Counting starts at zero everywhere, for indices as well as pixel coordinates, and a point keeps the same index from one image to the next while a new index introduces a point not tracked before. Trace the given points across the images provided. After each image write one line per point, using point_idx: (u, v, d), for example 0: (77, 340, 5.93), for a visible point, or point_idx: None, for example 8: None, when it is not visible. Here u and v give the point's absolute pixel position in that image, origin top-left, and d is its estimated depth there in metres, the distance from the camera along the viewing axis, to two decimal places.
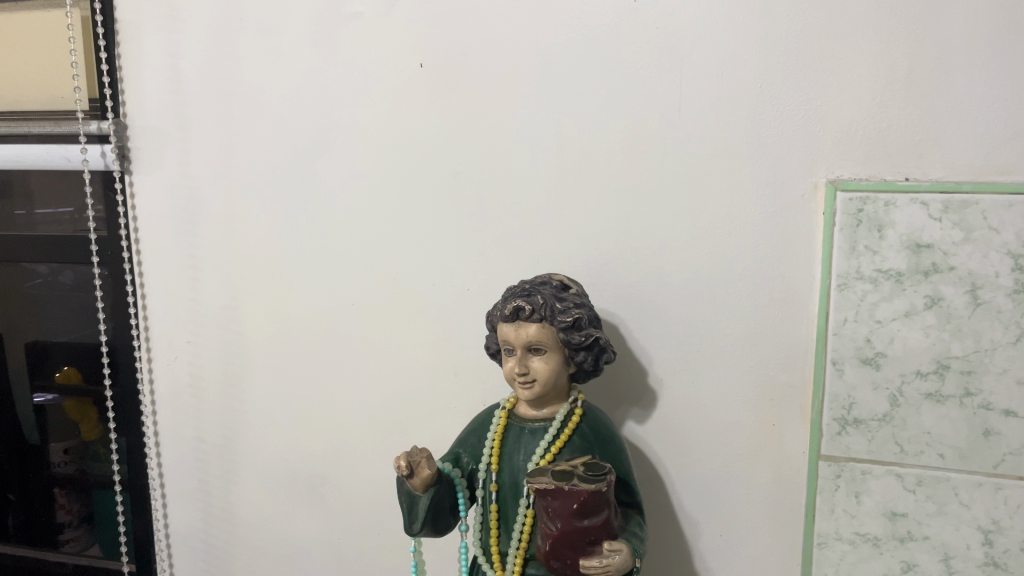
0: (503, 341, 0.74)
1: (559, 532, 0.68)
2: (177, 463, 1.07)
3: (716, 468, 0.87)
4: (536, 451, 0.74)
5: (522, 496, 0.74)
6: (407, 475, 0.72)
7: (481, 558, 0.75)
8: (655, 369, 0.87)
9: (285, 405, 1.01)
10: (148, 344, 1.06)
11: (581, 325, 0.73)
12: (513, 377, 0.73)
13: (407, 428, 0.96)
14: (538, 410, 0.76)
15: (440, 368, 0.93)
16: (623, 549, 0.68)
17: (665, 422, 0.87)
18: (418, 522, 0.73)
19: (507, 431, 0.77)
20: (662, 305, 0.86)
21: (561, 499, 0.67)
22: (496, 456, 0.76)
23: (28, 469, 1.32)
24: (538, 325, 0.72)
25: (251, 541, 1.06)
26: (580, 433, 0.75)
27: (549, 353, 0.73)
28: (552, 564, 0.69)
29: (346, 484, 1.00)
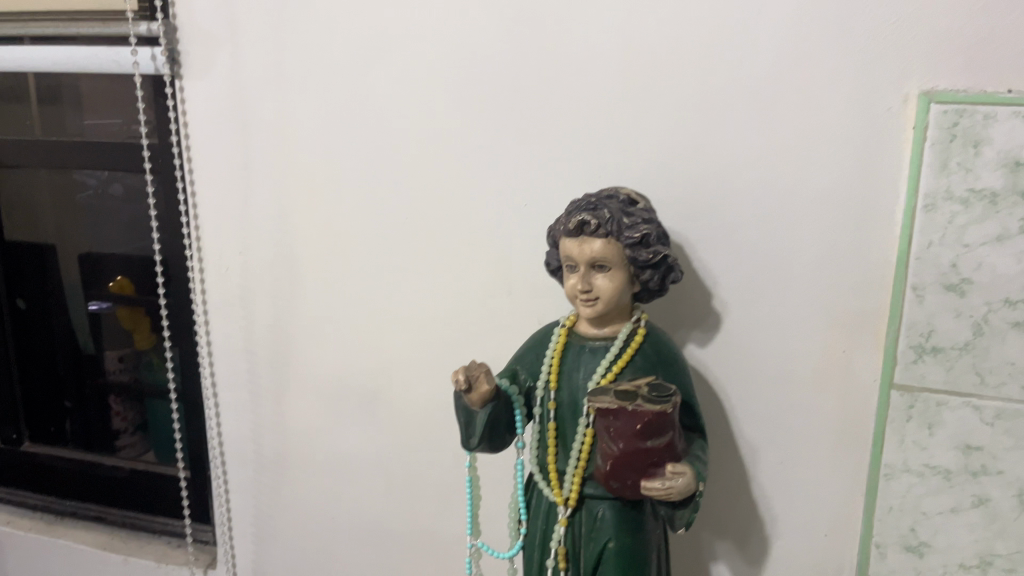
0: (566, 258, 0.71)
1: (620, 452, 0.66)
2: (229, 374, 1.07)
3: (779, 394, 0.84)
4: (597, 371, 0.72)
5: (581, 416, 0.72)
6: (465, 389, 0.70)
7: (537, 475, 0.74)
8: (720, 291, 0.83)
9: (336, 320, 1.00)
10: (200, 255, 1.05)
11: (648, 242, 0.69)
12: (576, 296, 0.71)
13: (459, 346, 0.94)
14: (599, 329, 0.73)
15: (494, 285, 0.91)
16: (686, 473, 0.66)
17: (728, 347, 0.84)
18: (476, 437, 0.72)
19: (566, 349, 0.74)
20: (730, 225, 0.82)
21: (624, 419, 0.65)
22: (555, 374, 0.73)
23: (84, 375, 1.35)
24: (604, 241, 0.69)
25: (302, 453, 1.06)
26: (643, 354, 0.72)
27: (614, 270, 0.70)
28: (611, 485, 0.68)
29: (397, 400, 0.99)
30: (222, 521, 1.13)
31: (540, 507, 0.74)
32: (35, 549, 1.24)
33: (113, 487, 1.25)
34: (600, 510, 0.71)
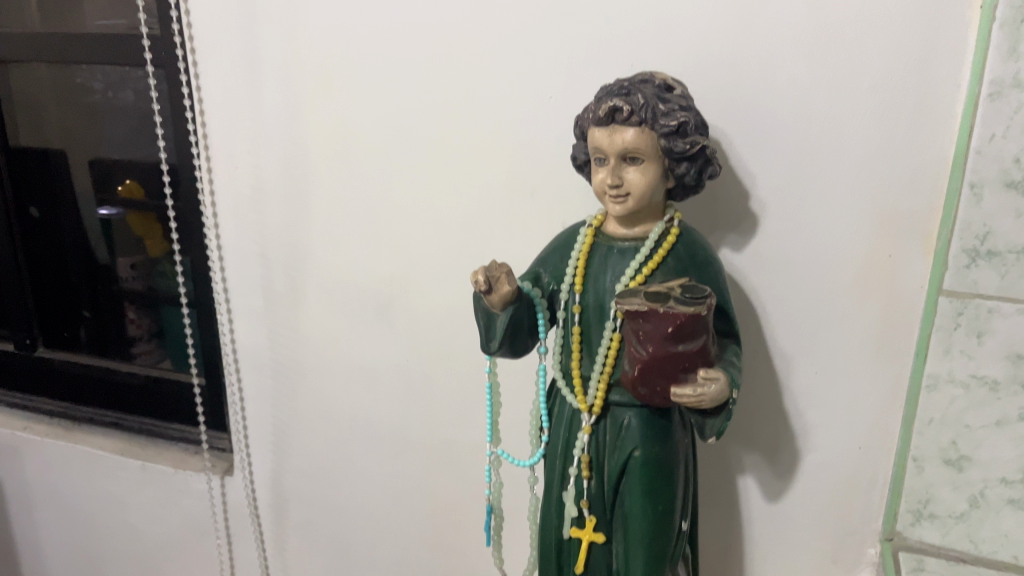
0: (594, 150, 0.66)
1: (649, 357, 0.62)
2: (242, 279, 1.04)
3: (816, 302, 0.79)
4: (626, 273, 0.67)
5: (608, 320, 0.67)
6: (485, 290, 0.65)
7: (560, 381, 0.70)
8: (758, 191, 0.78)
9: (350, 224, 0.95)
10: (207, 154, 1.00)
11: (686, 132, 0.64)
12: (605, 191, 0.66)
13: (478, 251, 0.90)
14: (628, 229, 0.68)
15: (516, 186, 0.86)
16: (720, 379, 0.62)
17: (764, 251, 0.79)
18: (496, 341, 0.68)
19: (593, 250, 0.69)
20: (772, 120, 0.75)
21: (654, 321, 0.61)
22: (580, 276, 0.68)
23: (98, 281, 1.32)
24: (637, 130, 0.63)
25: (318, 361, 1.04)
26: (675, 255, 0.67)
27: (648, 163, 0.65)
28: (639, 391, 0.64)
29: (414, 307, 0.95)
30: (238, 428, 1.11)
31: (563, 415, 0.71)
32: (54, 454, 1.23)
33: (129, 394, 1.24)
34: (626, 419, 0.68)
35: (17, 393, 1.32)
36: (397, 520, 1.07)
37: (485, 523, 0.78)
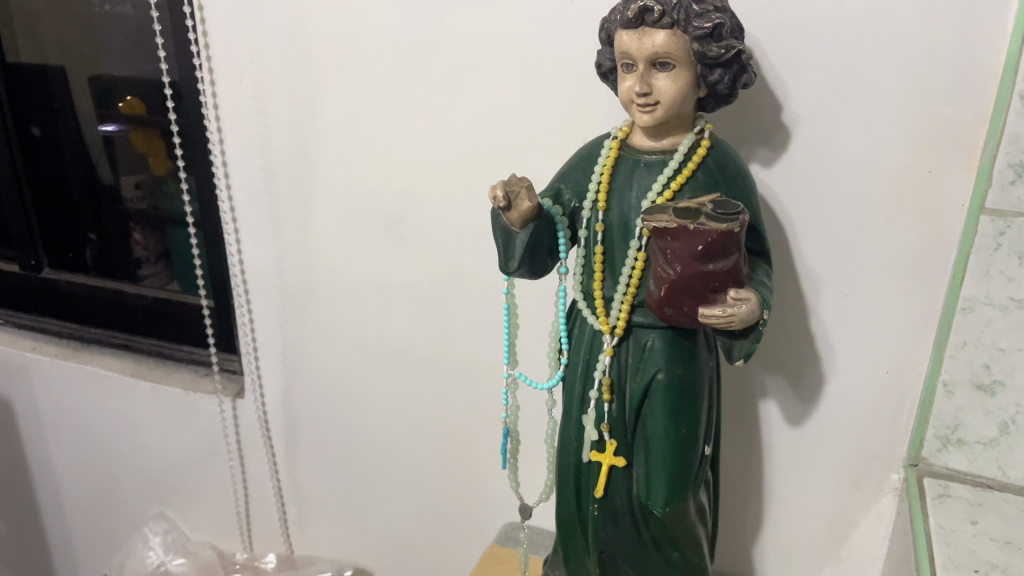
0: (621, 56, 0.62)
1: (678, 276, 0.59)
2: (248, 198, 1.01)
3: (848, 221, 0.76)
4: (653, 188, 0.63)
5: (633, 237, 0.64)
6: (504, 207, 0.62)
7: (581, 303, 0.67)
8: (791, 102, 0.73)
9: (360, 139, 0.92)
10: (209, 66, 0.95)
11: (720, 35, 0.59)
12: (632, 99, 0.62)
13: (494, 167, 0.86)
14: (656, 141, 0.64)
15: (534, 98, 0.81)
16: (751, 299, 0.59)
17: (796, 167, 0.75)
18: (515, 261, 0.65)
19: (617, 165, 0.65)
20: (809, 25, 0.71)
21: (683, 240, 0.58)
22: (604, 193, 0.65)
23: (99, 200, 1.25)
24: (668, 33, 0.59)
25: (328, 282, 1.01)
26: (705, 169, 0.63)
27: (678, 70, 0.60)
28: (665, 312, 0.61)
29: (426, 226, 0.92)
30: (248, 350, 1.10)
31: (583, 337, 0.68)
32: (64, 375, 1.22)
33: (137, 315, 1.22)
34: (649, 340, 0.65)
35: (25, 314, 1.30)
36: (410, 443, 1.06)
37: (502, 446, 0.76)
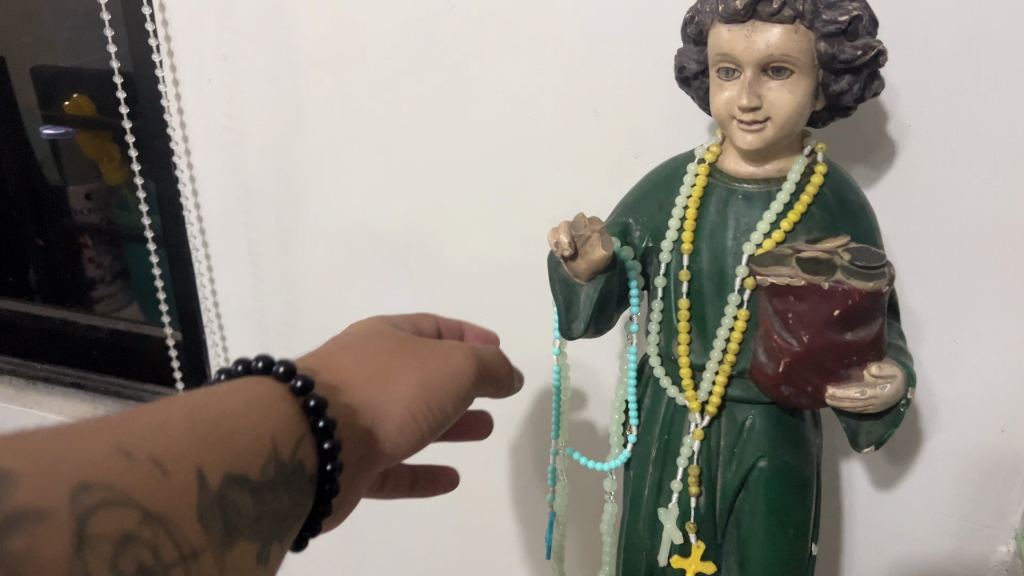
0: (718, 57, 0.47)
1: (804, 348, 0.45)
2: (221, 218, 0.85)
3: (963, 253, 0.63)
4: (757, 228, 0.49)
5: (730, 290, 0.50)
6: (569, 256, 0.48)
7: (660, 370, 0.53)
8: (900, 111, 0.60)
9: (359, 151, 0.76)
10: (171, 63, 0.79)
11: (855, 32, 0.46)
12: (734, 114, 0.47)
13: (522, 188, 0.71)
14: (756, 166, 0.50)
15: (575, 103, 0.66)
16: (897, 376, 0.46)
17: (901, 189, 0.62)
18: (580, 323, 0.51)
19: (707, 195, 0.51)
20: (929, 16, 0.57)
21: (813, 302, 0.44)
22: (690, 233, 0.51)
23: (43, 209, 1.05)
24: (788, 29, 0.45)
25: (319, 319, 0.86)
26: (822, 202, 0.50)
27: (797, 77, 0.46)
28: (781, 391, 0.47)
29: (439, 254, 0.77)
30: None
31: (658, 412, 0.54)
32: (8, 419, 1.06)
33: (93, 349, 1.06)
34: (748, 419, 0.52)
35: None
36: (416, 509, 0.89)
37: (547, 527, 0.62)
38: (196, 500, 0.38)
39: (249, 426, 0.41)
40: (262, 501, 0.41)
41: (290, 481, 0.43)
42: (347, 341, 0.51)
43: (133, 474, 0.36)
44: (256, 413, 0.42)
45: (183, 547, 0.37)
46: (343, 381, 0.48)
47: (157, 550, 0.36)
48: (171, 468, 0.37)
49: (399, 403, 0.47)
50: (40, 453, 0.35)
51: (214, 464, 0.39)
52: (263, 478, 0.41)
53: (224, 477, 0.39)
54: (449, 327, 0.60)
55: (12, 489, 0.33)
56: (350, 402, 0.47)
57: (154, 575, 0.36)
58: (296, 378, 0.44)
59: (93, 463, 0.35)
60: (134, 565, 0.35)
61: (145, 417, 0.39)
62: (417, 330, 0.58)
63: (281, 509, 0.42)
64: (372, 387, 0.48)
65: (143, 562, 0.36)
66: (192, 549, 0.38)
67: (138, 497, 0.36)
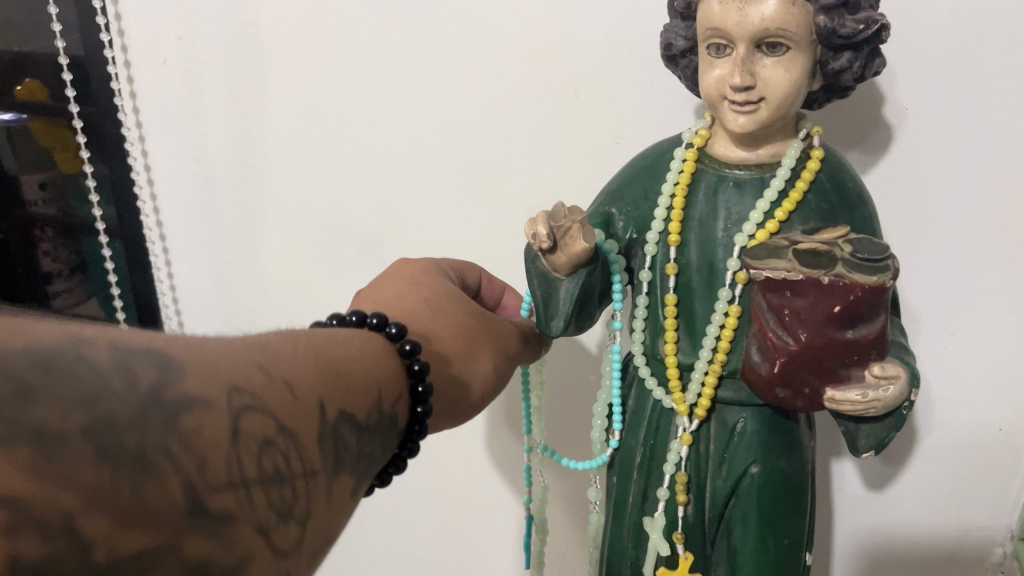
0: (708, 32, 0.44)
1: (802, 347, 0.42)
2: (181, 207, 0.80)
3: (963, 243, 0.59)
4: (749, 217, 0.46)
5: (720, 285, 0.47)
6: (546, 248, 0.44)
7: (645, 370, 0.50)
8: (897, 93, 0.57)
9: (325, 136, 0.72)
10: (122, 43, 0.75)
11: (855, 4, 0.42)
12: (725, 95, 0.44)
13: (499, 175, 0.67)
14: (748, 151, 0.47)
15: (553, 85, 0.62)
16: (901, 377, 0.43)
17: (897, 175, 0.59)
18: (560, 319, 0.47)
19: (695, 183, 0.47)
20: None
21: (812, 298, 0.41)
22: (677, 223, 0.47)
23: None
24: (784, 0, 0.41)
25: (285, 313, 0.81)
26: (818, 190, 0.46)
27: (792, 54, 0.43)
28: (777, 394, 0.44)
29: (413, 245, 0.73)
30: None
31: (643, 415, 0.51)
32: None
33: None
34: (739, 422, 0.48)
35: None
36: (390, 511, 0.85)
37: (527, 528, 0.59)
38: (318, 427, 0.36)
39: (362, 371, 0.41)
40: (368, 439, 0.39)
41: (387, 433, 0.41)
42: (429, 293, 0.51)
43: (271, 389, 0.34)
44: (371, 361, 0.42)
45: (305, 465, 0.35)
46: (446, 345, 0.49)
47: (288, 461, 0.34)
48: (301, 392, 0.36)
49: (483, 375, 0.50)
50: (196, 353, 0.33)
51: (333, 398, 0.38)
52: (369, 421, 0.40)
53: (339, 412, 0.38)
54: (490, 282, 0.60)
55: (181, 376, 0.31)
56: (452, 371, 0.49)
57: (284, 487, 0.33)
58: (393, 328, 0.45)
59: (240, 372, 0.34)
60: (271, 469, 0.33)
61: (278, 347, 0.38)
62: (462, 280, 0.57)
63: (374, 455, 0.40)
64: (469, 353, 0.50)
65: (278, 468, 0.33)
66: (315, 471, 0.35)
67: (273, 410, 0.34)
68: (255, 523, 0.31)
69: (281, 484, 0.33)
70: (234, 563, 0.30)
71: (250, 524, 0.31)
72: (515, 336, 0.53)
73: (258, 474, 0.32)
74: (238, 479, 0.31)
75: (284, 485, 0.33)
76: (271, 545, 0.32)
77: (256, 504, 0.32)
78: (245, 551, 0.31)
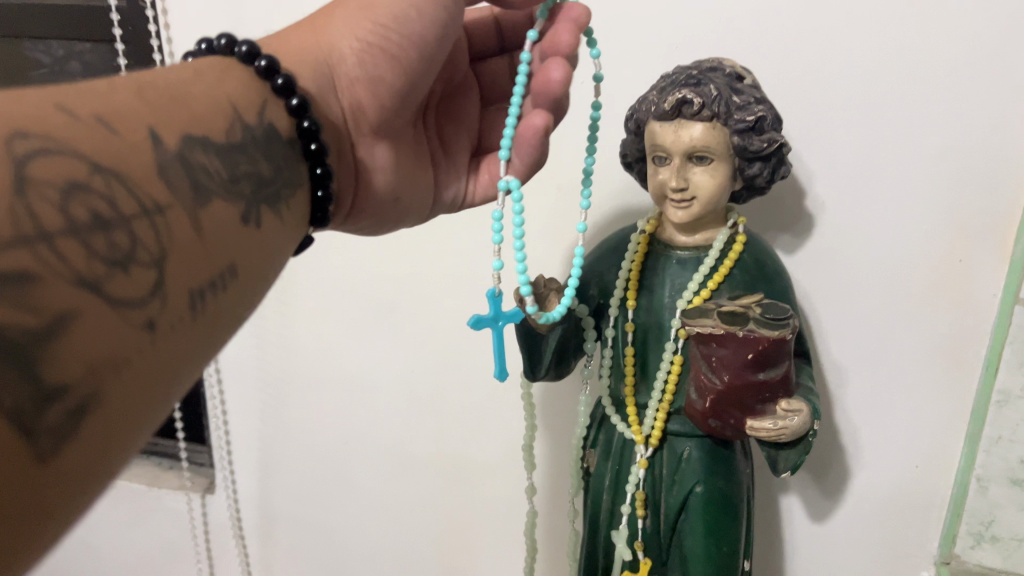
0: (653, 147, 0.58)
1: (725, 386, 0.54)
2: None
3: (879, 310, 0.72)
4: (688, 287, 0.59)
5: (667, 339, 0.60)
6: (531, 310, 0.56)
7: (611, 409, 0.62)
8: (817, 190, 0.70)
9: None
10: None
11: (762, 128, 0.56)
12: (666, 194, 0.57)
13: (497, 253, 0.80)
14: (688, 236, 0.60)
15: (540, 181, 0.76)
16: (803, 410, 0.55)
17: (822, 256, 0.72)
18: (543, 365, 0.60)
19: (648, 259, 0.61)
20: (838, 111, 0.68)
21: (732, 347, 0.53)
22: (634, 290, 0.60)
23: None
24: (707, 125, 0.55)
25: (309, 371, 0.92)
26: (742, 267, 0.59)
27: (716, 163, 0.56)
28: (710, 424, 0.57)
29: (421, 313, 0.85)
30: (221, 445, 0.99)
31: (611, 445, 0.63)
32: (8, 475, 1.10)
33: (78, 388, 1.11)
34: (686, 449, 0.60)
35: None
36: (406, 542, 0.97)
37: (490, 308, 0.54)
38: (152, 159, 0.37)
39: (203, 99, 0.44)
40: (228, 186, 0.41)
41: (254, 144, 0.45)
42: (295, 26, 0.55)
43: (76, 135, 0.33)
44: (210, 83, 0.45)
45: (143, 203, 0.35)
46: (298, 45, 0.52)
47: (109, 204, 0.33)
48: (119, 128, 0.36)
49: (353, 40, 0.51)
50: None
51: (167, 130, 0.39)
52: (222, 142, 0.42)
53: (179, 138, 0.39)
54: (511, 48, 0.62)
55: None
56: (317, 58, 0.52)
57: (114, 220, 0.33)
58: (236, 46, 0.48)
59: (34, 122, 0.32)
60: (88, 213, 0.32)
61: (108, 96, 0.38)
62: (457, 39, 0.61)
63: (247, 171, 0.43)
64: (328, 26, 0.53)
65: (97, 213, 0.32)
66: (157, 208, 0.35)
67: (81, 152, 0.33)
68: (71, 275, 0.30)
69: (105, 230, 0.32)
70: (50, 317, 0.28)
71: (61, 276, 0.29)
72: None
73: (66, 225, 0.30)
74: (32, 234, 0.29)
75: (108, 232, 0.32)
76: (103, 294, 0.31)
77: (69, 258, 0.30)
78: (65, 306, 0.29)
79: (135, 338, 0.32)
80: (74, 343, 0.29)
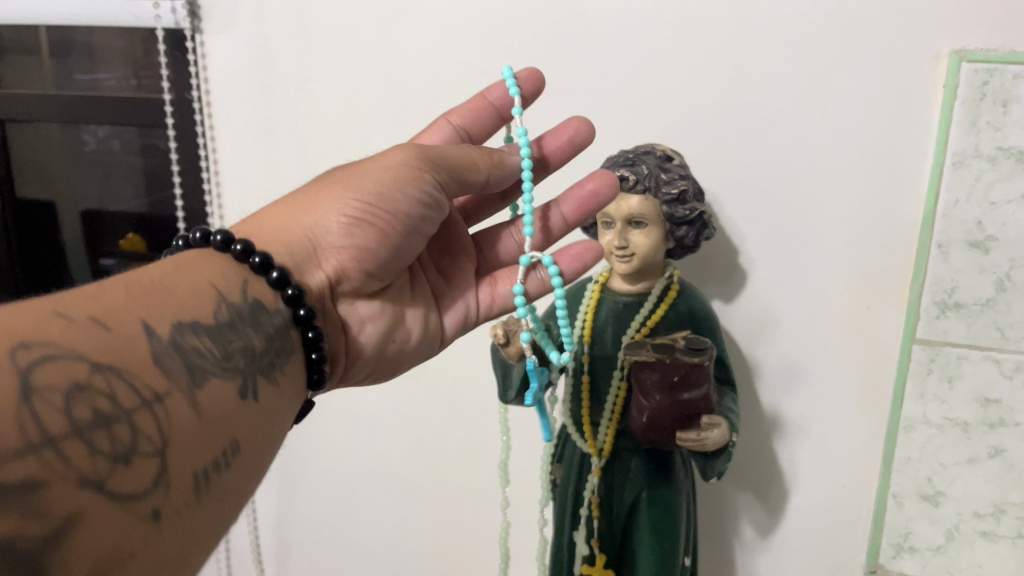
0: (601, 215, 0.72)
1: (656, 405, 0.67)
2: None
3: (803, 351, 0.85)
4: (632, 324, 0.73)
5: (615, 368, 0.73)
6: (503, 341, 0.72)
7: (571, 429, 0.75)
8: (746, 251, 0.84)
9: None
10: (220, 201, 1.05)
11: (685, 199, 0.70)
12: (611, 250, 0.71)
13: None
14: (633, 286, 0.74)
15: None
16: (721, 424, 0.69)
17: (753, 305, 0.86)
18: (513, 391, 0.73)
19: (600, 303, 0.75)
20: (759, 185, 0.82)
21: (661, 372, 0.66)
22: (589, 328, 0.74)
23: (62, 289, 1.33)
24: (641, 197, 0.70)
25: (328, 406, 1.08)
26: (675, 309, 0.73)
27: (651, 227, 0.71)
28: (648, 436, 0.69)
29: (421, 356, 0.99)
30: None
31: (573, 458, 0.76)
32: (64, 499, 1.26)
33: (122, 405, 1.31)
34: (632, 460, 0.73)
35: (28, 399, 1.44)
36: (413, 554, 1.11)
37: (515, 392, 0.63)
38: (144, 351, 0.42)
39: (187, 289, 0.49)
40: (222, 365, 0.47)
41: (242, 321, 0.51)
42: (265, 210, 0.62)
43: (78, 340, 0.39)
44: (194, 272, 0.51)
45: (142, 395, 0.40)
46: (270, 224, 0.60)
47: (108, 402, 0.38)
48: (112, 324, 0.42)
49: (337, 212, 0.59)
50: None
51: (160, 323, 0.45)
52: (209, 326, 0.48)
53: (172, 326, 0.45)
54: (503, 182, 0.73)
55: None
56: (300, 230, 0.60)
57: (114, 417, 0.38)
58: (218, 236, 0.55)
59: (34, 334, 0.37)
60: (89, 414, 0.37)
61: (106, 299, 0.44)
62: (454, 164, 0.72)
63: (236, 347, 0.49)
64: (313, 204, 0.60)
65: (99, 410, 0.37)
66: (155, 398, 0.41)
67: (81, 355, 0.38)
68: (78, 477, 0.35)
69: (106, 426, 0.37)
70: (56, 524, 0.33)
71: (63, 480, 0.34)
72: (372, 173, 0.59)
73: (70, 428, 0.35)
74: (38, 443, 0.34)
75: (111, 427, 0.37)
76: (105, 490, 0.36)
77: (73, 460, 0.35)
78: (67, 511, 0.34)
79: (136, 528, 0.37)
80: (79, 541, 0.34)
